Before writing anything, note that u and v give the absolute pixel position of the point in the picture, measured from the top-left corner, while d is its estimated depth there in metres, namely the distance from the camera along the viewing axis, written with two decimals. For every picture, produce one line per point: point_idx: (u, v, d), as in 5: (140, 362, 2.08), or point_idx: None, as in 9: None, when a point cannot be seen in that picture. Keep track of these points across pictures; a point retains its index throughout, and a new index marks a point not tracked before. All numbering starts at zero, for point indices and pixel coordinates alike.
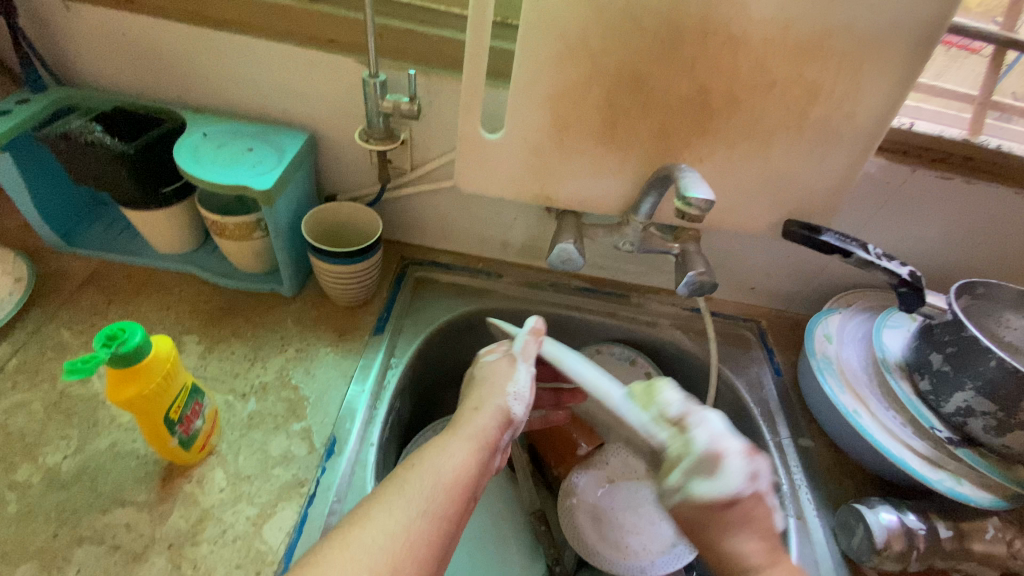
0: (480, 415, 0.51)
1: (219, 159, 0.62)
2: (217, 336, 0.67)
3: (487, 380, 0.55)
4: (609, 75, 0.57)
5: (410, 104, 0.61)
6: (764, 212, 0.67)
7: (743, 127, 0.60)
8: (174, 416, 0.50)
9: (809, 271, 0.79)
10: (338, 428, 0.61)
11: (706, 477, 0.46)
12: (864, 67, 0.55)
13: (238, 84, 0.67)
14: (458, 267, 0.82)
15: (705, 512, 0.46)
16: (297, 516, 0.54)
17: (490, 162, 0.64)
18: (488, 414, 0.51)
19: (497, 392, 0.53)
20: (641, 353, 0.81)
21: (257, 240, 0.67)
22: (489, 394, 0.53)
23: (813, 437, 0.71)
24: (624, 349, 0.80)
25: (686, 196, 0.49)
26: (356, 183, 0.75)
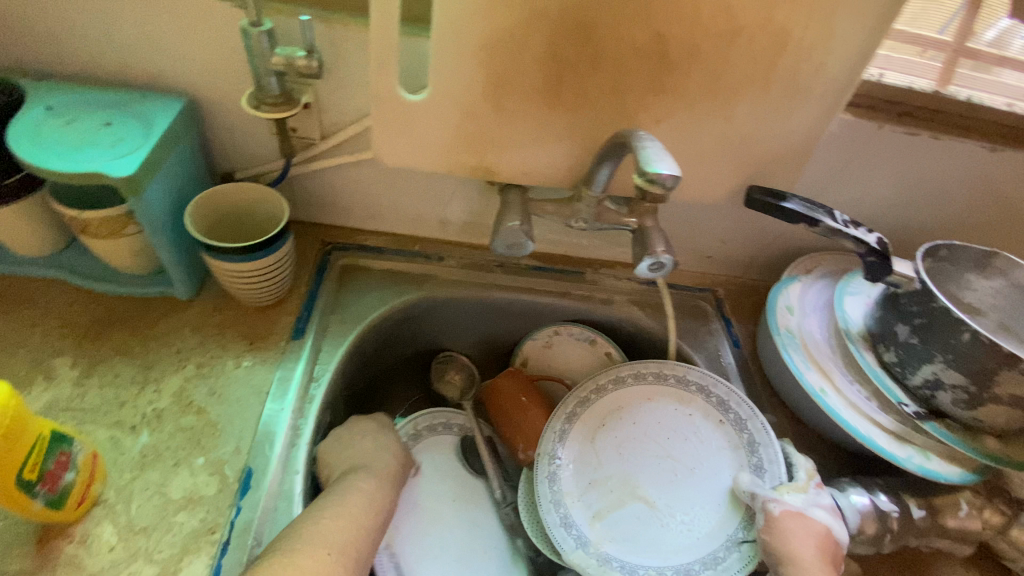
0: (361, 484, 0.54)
1: (66, 139, 0.49)
2: (96, 357, 0.56)
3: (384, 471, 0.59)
4: (548, 22, 0.47)
5: (307, 60, 0.49)
6: (725, 176, 0.60)
7: (704, 82, 0.52)
8: (31, 476, 0.41)
9: (768, 236, 0.74)
10: (254, 457, 0.52)
11: (790, 494, 0.54)
12: (838, 9, 0.48)
13: (78, 37, 0.52)
14: (390, 251, 0.72)
15: (802, 529, 0.51)
16: (208, 571, 0.45)
17: (414, 131, 0.54)
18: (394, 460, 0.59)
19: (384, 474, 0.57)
20: (601, 332, 0.75)
21: (132, 237, 0.55)
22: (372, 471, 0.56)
23: (776, 412, 0.68)
24: (583, 329, 0.74)
25: (647, 171, 0.41)
26: (256, 158, 0.62)
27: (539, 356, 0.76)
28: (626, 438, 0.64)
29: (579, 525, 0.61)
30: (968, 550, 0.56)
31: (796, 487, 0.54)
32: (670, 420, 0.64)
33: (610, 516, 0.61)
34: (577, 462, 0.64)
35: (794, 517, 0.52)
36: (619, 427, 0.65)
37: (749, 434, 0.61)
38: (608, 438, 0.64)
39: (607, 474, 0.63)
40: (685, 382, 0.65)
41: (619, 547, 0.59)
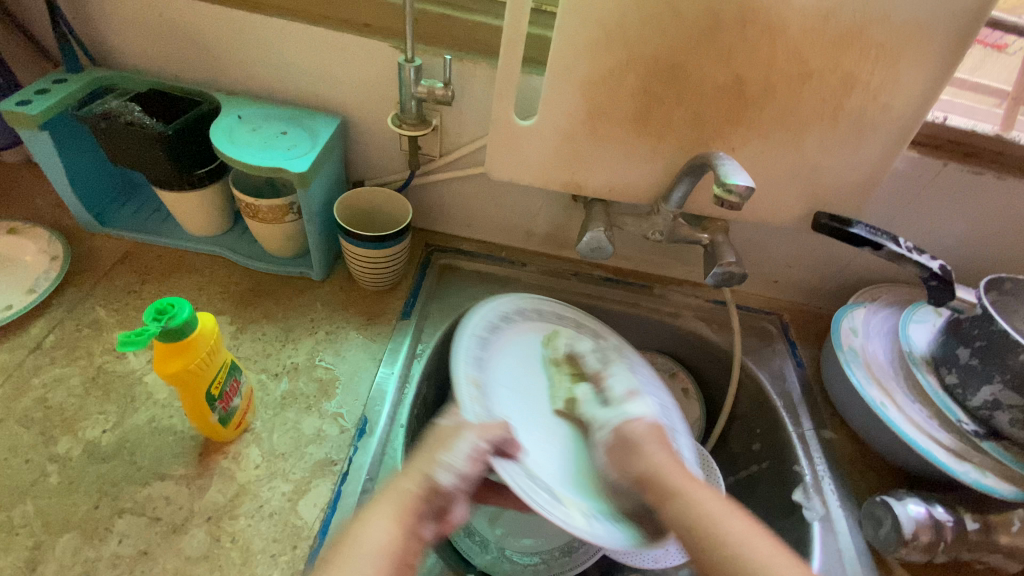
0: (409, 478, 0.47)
1: (257, 142, 0.63)
2: (248, 318, 0.68)
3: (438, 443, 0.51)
4: (645, 63, 0.57)
5: (444, 90, 0.61)
6: (793, 202, 0.66)
7: (777, 116, 0.60)
8: (215, 393, 0.51)
9: (833, 264, 0.79)
10: (369, 409, 0.62)
11: (631, 404, 0.61)
12: (902, 58, 0.55)
13: (270, 67, 0.68)
14: (481, 255, 0.83)
15: (647, 429, 0.57)
16: (331, 493, 0.55)
17: (522, 149, 0.65)
18: (410, 477, 0.48)
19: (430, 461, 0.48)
20: (682, 367, 0.84)
21: (289, 223, 0.68)
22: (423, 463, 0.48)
23: (836, 429, 0.71)
24: (666, 360, 0.83)
25: (725, 183, 0.49)
26: (385, 168, 0.75)
27: None
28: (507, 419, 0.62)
29: (482, 532, 0.69)
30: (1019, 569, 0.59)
31: (616, 401, 0.62)
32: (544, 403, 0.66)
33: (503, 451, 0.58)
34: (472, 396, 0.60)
35: (635, 422, 0.58)
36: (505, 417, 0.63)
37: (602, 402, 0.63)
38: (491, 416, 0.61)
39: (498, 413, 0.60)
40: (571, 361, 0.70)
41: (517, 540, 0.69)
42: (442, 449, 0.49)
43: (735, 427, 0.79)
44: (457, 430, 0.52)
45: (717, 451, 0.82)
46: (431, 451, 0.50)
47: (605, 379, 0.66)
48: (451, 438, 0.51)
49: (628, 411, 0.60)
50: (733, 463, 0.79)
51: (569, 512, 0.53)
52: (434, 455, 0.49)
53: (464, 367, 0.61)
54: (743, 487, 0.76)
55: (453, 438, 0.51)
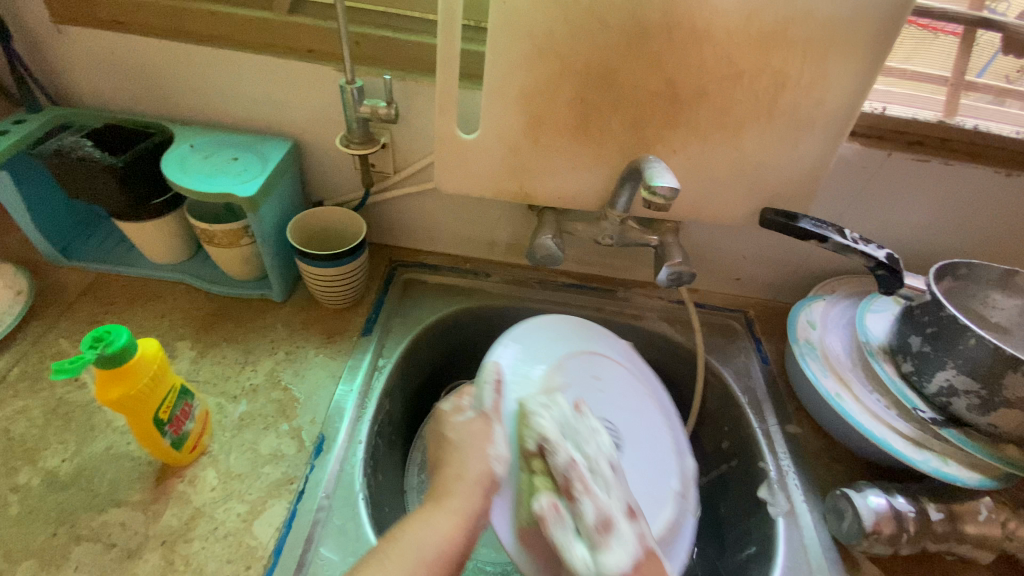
0: (463, 484, 0.47)
1: (207, 169, 0.64)
2: (210, 342, 0.69)
3: (464, 445, 0.50)
4: (578, 73, 0.58)
5: (387, 108, 0.62)
6: (741, 200, 0.67)
7: (714, 117, 0.61)
8: (164, 416, 0.51)
9: (792, 259, 0.79)
10: (327, 426, 0.63)
11: (609, 552, 0.45)
12: (829, 53, 0.56)
13: (223, 98, 0.70)
14: (444, 268, 0.83)
15: (636, 572, 0.45)
16: (287, 512, 0.55)
17: (468, 161, 0.66)
18: (471, 482, 0.48)
19: (479, 455, 0.49)
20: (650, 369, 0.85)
21: (245, 246, 0.69)
22: (471, 459, 0.49)
23: (801, 424, 0.71)
24: None
25: (651, 185, 0.50)
26: (342, 189, 0.77)
27: None
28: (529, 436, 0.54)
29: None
30: (989, 559, 0.58)
31: (592, 540, 0.46)
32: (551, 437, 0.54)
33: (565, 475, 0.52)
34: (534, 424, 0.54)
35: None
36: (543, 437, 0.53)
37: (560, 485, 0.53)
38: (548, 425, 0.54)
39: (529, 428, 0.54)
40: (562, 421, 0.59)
41: (489, 551, 0.68)
42: (485, 445, 0.50)
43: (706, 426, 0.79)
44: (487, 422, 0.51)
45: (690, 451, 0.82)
46: (472, 448, 0.49)
47: (575, 490, 0.48)
48: (485, 430, 0.51)
49: (626, 531, 0.47)
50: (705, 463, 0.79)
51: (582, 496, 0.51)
52: (485, 449, 0.49)
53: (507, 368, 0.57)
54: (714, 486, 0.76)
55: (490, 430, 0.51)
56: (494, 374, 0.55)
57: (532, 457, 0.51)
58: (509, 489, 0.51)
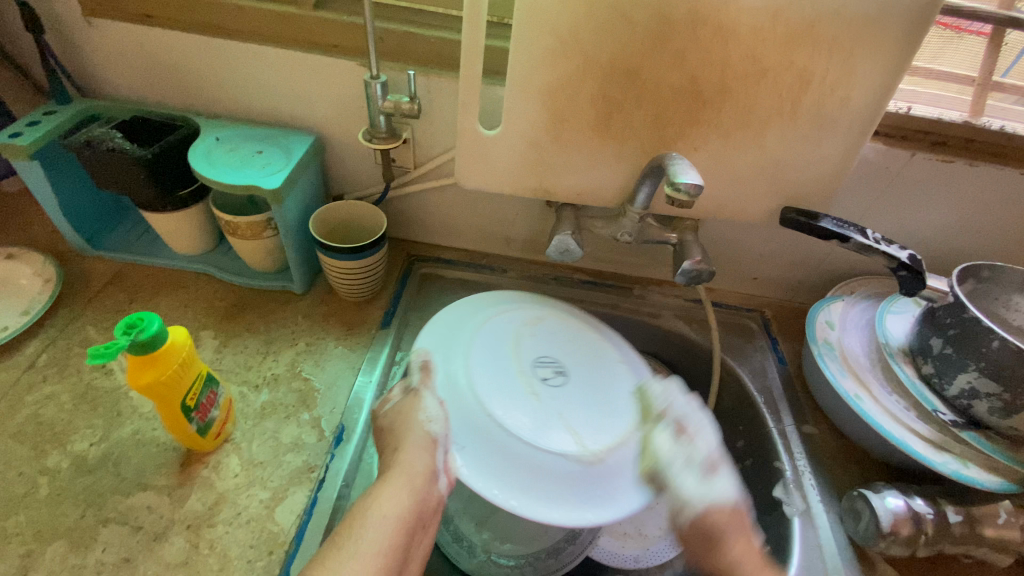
0: (403, 452, 0.50)
1: (233, 161, 0.65)
2: (232, 332, 0.70)
3: (399, 419, 0.53)
4: (601, 69, 0.58)
5: (410, 103, 0.63)
6: (761, 199, 0.67)
7: (737, 114, 0.60)
8: (191, 403, 0.52)
9: (811, 259, 0.79)
10: (347, 417, 0.63)
11: (715, 483, 0.50)
12: (856, 51, 0.56)
13: (248, 91, 0.70)
14: (461, 263, 0.84)
15: (726, 516, 0.48)
16: (308, 500, 0.56)
17: (489, 157, 0.66)
18: (411, 448, 0.50)
19: (412, 425, 0.52)
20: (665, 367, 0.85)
21: (268, 238, 0.70)
22: (407, 429, 0.52)
23: (818, 424, 0.71)
24: (650, 361, 0.84)
25: (675, 181, 0.51)
26: (362, 183, 0.78)
27: None
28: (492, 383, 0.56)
29: (469, 538, 0.67)
30: (1007, 562, 0.58)
31: (696, 468, 0.50)
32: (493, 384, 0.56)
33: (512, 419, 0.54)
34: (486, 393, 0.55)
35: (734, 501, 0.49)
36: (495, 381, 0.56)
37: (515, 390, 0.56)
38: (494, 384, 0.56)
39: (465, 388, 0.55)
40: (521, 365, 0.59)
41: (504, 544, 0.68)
42: (415, 411, 0.53)
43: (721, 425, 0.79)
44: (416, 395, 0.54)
45: None
46: (405, 421, 0.52)
47: (689, 429, 0.54)
48: (413, 402, 0.54)
49: (699, 450, 0.52)
50: None
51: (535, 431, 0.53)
52: (415, 417, 0.52)
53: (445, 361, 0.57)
54: None
55: (417, 401, 0.54)
56: (420, 358, 0.57)
57: (481, 407, 0.54)
58: (471, 443, 0.52)
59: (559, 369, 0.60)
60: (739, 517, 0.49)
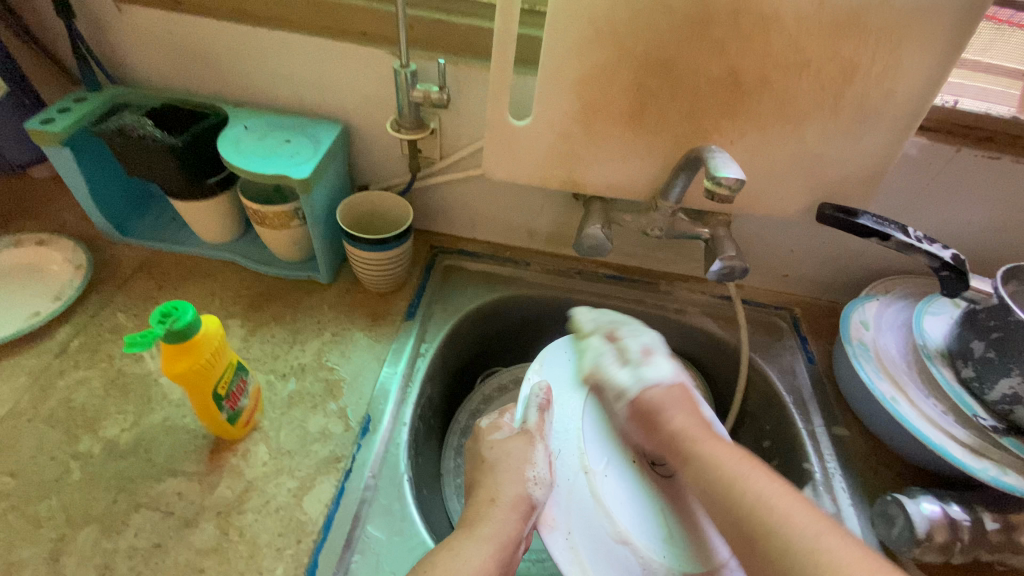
0: (497, 509, 0.50)
1: (262, 150, 0.65)
2: (258, 321, 0.71)
3: (497, 465, 0.53)
4: (637, 59, 0.56)
5: (440, 93, 0.62)
6: (798, 194, 0.65)
7: (777, 107, 0.59)
8: (222, 392, 0.53)
9: (843, 257, 0.77)
10: (373, 408, 0.64)
11: (650, 369, 0.59)
12: (905, 42, 0.53)
13: (276, 79, 0.70)
14: (485, 256, 0.83)
15: (670, 394, 0.58)
16: (335, 490, 0.57)
17: (519, 148, 0.65)
18: (506, 508, 0.50)
19: (513, 479, 0.52)
20: (690, 364, 0.84)
21: (295, 228, 0.70)
22: (504, 482, 0.51)
23: (848, 426, 0.69)
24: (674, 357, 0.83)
25: (715, 175, 0.49)
26: (388, 173, 0.77)
27: None
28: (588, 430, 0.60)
29: None
30: None
31: (636, 364, 0.59)
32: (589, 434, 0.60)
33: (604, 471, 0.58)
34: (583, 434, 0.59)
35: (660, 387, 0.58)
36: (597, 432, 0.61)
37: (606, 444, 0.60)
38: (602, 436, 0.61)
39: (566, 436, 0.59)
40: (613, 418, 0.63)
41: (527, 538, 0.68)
42: (523, 464, 0.53)
43: (746, 424, 0.78)
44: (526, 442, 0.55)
45: None
46: (506, 470, 0.52)
47: (620, 333, 0.62)
48: (525, 449, 0.54)
49: (656, 366, 0.59)
50: None
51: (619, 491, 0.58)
52: (521, 473, 0.52)
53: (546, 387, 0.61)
54: None
55: (527, 450, 0.54)
56: (542, 396, 0.58)
57: (581, 469, 0.57)
58: (567, 496, 0.55)
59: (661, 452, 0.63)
60: (684, 391, 0.59)
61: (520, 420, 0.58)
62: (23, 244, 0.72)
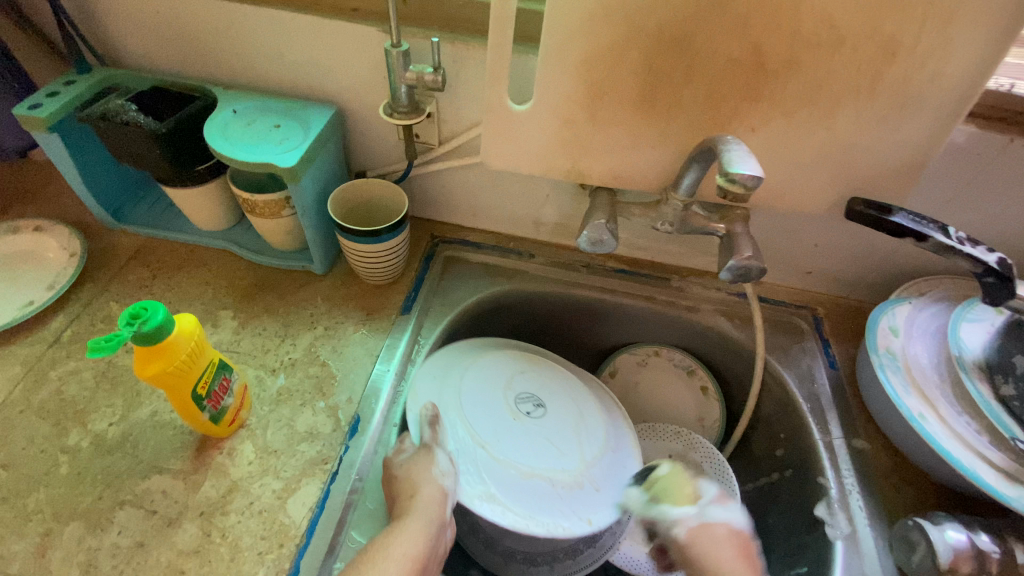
0: (416, 500, 0.49)
1: (250, 137, 0.62)
2: (251, 313, 0.69)
3: (411, 470, 0.52)
4: (648, 36, 0.51)
5: (433, 75, 0.57)
6: (825, 188, 0.59)
7: (804, 91, 0.53)
8: (202, 392, 0.51)
9: (874, 254, 0.71)
10: (363, 406, 0.62)
11: (717, 509, 0.51)
12: (958, 17, 0.46)
13: (266, 60, 0.66)
14: (487, 247, 0.80)
15: (727, 541, 0.49)
16: (320, 493, 0.55)
17: (519, 135, 0.60)
18: (426, 498, 0.50)
19: (427, 477, 0.51)
20: (701, 364, 0.79)
21: (286, 218, 0.67)
22: (421, 480, 0.51)
23: (869, 439, 0.65)
24: (684, 357, 0.79)
25: (729, 171, 0.44)
26: (384, 159, 0.74)
27: (631, 371, 0.80)
28: (481, 411, 0.61)
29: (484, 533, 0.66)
30: None
31: (680, 495, 0.52)
32: (484, 413, 0.61)
33: (514, 444, 0.59)
34: (478, 421, 0.60)
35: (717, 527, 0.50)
36: (499, 408, 0.62)
37: (510, 414, 0.62)
38: (508, 411, 0.62)
39: (470, 431, 0.59)
40: (518, 389, 0.65)
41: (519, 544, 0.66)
42: (428, 463, 0.53)
43: (759, 430, 0.74)
44: (427, 446, 0.54)
45: (739, 454, 0.77)
46: (418, 469, 0.52)
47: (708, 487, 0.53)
48: (426, 456, 0.53)
49: (709, 516, 0.50)
50: (754, 468, 0.74)
51: (534, 452, 0.59)
52: (429, 470, 0.52)
53: (421, 397, 0.60)
54: (764, 495, 0.71)
55: (428, 453, 0.53)
56: (429, 412, 0.57)
57: (478, 444, 0.58)
58: (478, 477, 0.56)
59: (539, 403, 0.65)
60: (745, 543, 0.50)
61: (417, 437, 0.56)
62: (20, 231, 0.71)
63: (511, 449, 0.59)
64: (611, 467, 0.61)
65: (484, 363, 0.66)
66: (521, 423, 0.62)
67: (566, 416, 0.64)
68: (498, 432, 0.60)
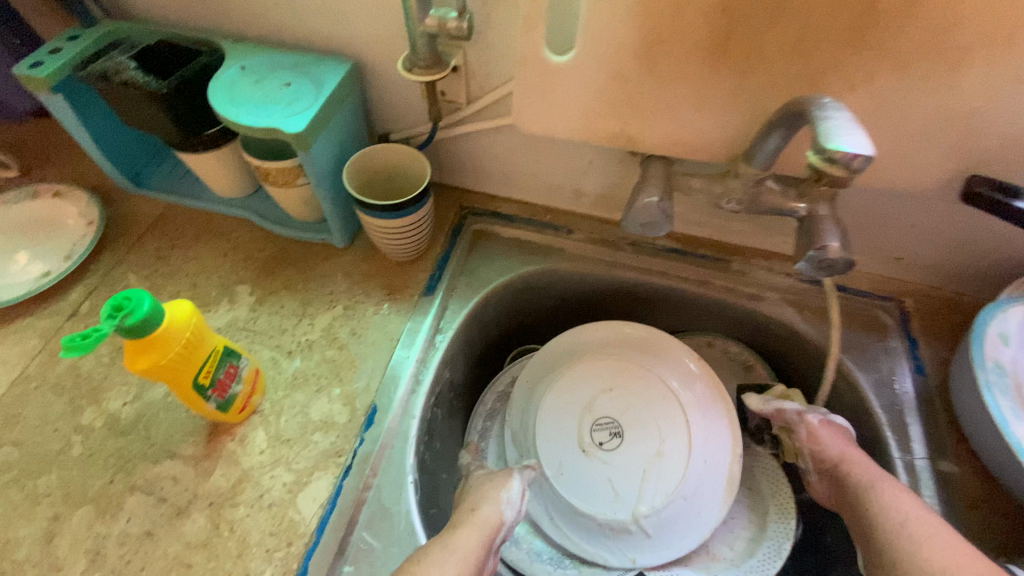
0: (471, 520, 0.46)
1: (257, 97, 0.56)
2: (268, 288, 0.65)
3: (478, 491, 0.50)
4: None
5: (458, 21, 0.48)
6: (940, 161, 0.47)
7: (930, 34, 0.40)
8: (206, 381, 0.48)
9: (989, 239, 0.58)
10: (380, 396, 0.57)
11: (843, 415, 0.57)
12: None
13: (274, 7, 0.59)
14: (522, 220, 0.72)
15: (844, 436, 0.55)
16: (332, 489, 0.52)
17: (557, 93, 0.51)
18: (482, 518, 0.46)
19: (488, 499, 0.49)
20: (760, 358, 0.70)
21: (301, 186, 0.62)
22: (481, 501, 0.48)
23: (962, 461, 0.55)
24: (742, 350, 0.70)
25: (826, 147, 0.35)
26: (408, 120, 0.66)
27: None
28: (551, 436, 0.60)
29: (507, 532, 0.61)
30: None
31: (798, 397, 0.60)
32: (555, 437, 0.60)
33: (576, 476, 0.58)
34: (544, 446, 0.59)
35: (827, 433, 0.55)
36: (570, 436, 0.60)
37: (582, 442, 0.59)
38: (579, 441, 0.59)
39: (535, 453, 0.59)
40: (598, 412, 0.60)
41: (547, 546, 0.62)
42: (496, 487, 0.50)
43: None
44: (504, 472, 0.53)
45: None
46: (486, 490, 0.50)
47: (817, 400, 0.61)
48: (499, 480, 0.51)
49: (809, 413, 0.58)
50: None
51: (596, 489, 0.57)
52: (494, 493, 0.49)
53: None
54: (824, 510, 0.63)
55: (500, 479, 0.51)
56: None
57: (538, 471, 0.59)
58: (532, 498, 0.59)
59: (617, 431, 0.60)
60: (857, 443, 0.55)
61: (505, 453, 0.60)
62: (40, 196, 0.69)
63: (571, 482, 0.58)
64: (682, 517, 0.56)
65: (566, 380, 0.62)
66: (590, 455, 0.58)
67: (647, 451, 0.58)
68: (564, 462, 0.58)
